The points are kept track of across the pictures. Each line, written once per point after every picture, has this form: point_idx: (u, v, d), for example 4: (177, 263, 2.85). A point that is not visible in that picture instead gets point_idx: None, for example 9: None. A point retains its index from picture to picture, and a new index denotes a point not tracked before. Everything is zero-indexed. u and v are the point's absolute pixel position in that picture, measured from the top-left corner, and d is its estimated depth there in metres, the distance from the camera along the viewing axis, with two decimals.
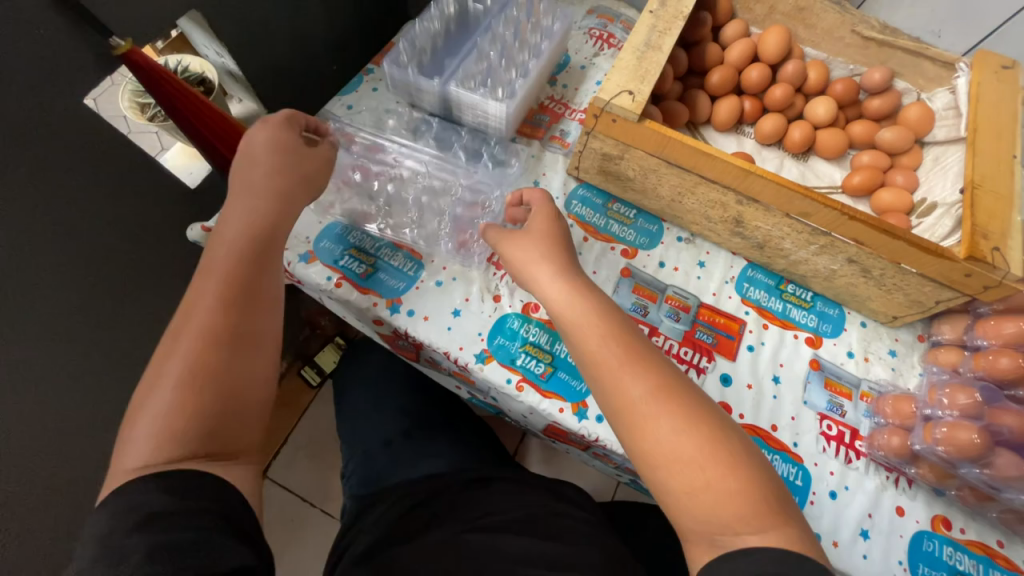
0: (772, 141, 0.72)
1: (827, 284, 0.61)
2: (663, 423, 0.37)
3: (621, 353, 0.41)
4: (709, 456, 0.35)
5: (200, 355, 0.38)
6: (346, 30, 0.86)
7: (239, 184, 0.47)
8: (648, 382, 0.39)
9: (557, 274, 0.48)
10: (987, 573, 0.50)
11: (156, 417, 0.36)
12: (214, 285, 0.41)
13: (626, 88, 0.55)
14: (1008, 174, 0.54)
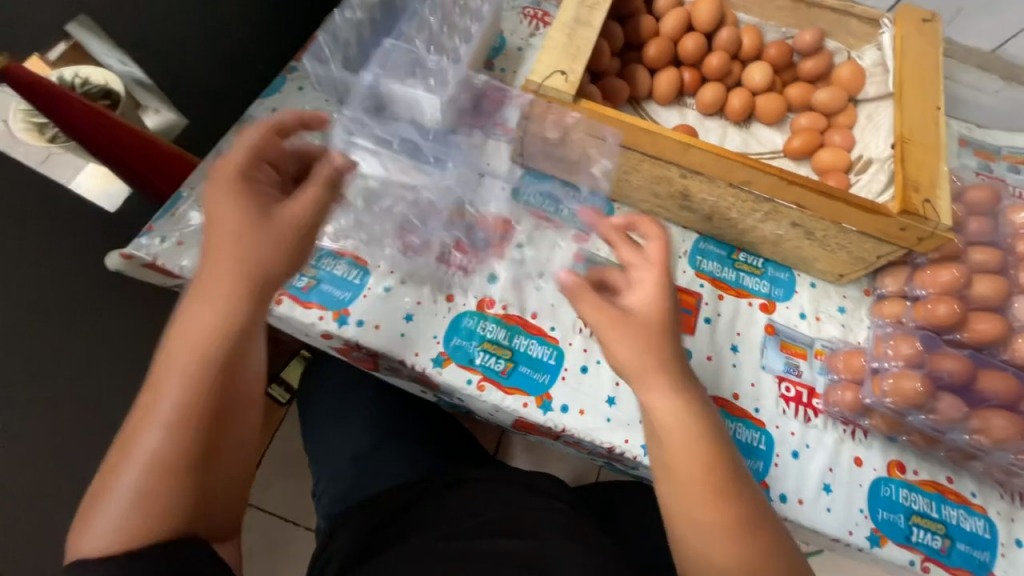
0: (713, 111, 0.71)
1: (775, 249, 0.62)
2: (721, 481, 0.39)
3: (717, 449, 0.40)
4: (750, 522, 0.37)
5: (160, 465, 0.34)
6: (266, 25, 0.80)
7: (240, 293, 0.38)
8: (734, 507, 0.38)
9: (663, 342, 0.43)
10: (940, 509, 0.52)
11: (108, 523, 0.33)
12: (183, 394, 0.35)
13: (558, 69, 0.54)
14: (934, 126, 0.55)
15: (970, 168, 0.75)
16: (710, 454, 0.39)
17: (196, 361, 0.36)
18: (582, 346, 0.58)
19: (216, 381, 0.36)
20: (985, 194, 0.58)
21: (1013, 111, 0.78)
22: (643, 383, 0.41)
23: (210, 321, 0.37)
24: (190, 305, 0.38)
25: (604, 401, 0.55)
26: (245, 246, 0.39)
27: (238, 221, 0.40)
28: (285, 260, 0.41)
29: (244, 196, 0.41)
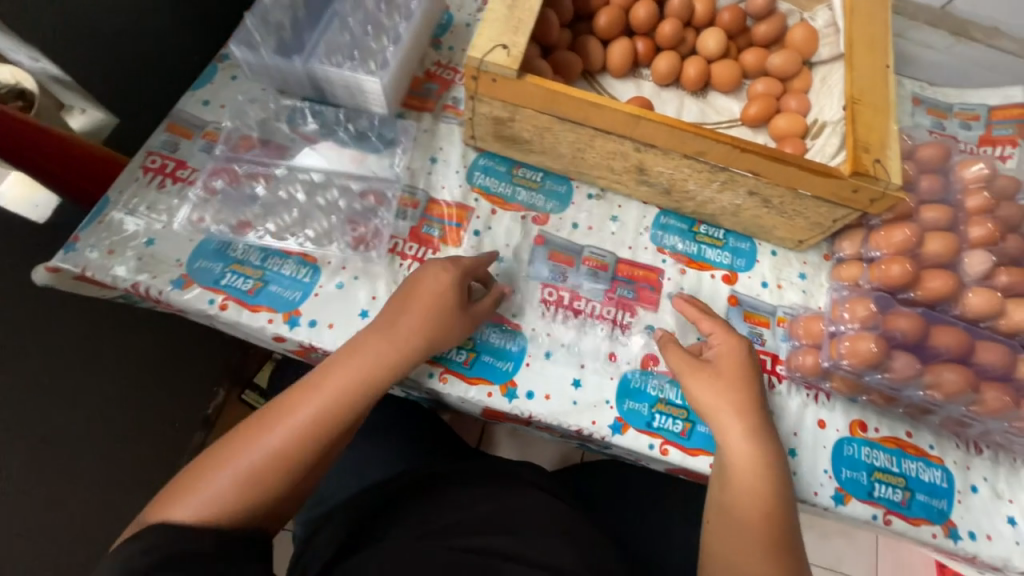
0: (669, 81, 0.70)
1: (735, 220, 0.62)
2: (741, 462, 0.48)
3: (762, 452, 0.49)
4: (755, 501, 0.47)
5: (258, 472, 0.43)
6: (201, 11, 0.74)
7: (381, 355, 0.48)
8: (766, 536, 0.46)
9: (736, 409, 0.49)
10: (900, 463, 0.53)
11: (201, 500, 0.42)
12: (300, 430, 0.45)
13: (500, 42, 0.51)
14: (883, 86, 0.54)
15: (924, 126, 0.76)
16: (771, 496, 0.47)
17: (325, 412, 0.46)
18: (545, 331, 0.57)
19: (323, 434, 0.45)
20: (935, 151, 0.58)
21: (964, 66, 0.78)
22: (718, 421, 0.50)
23: (351, 387, 0.47)
24: (345, 354, 0.48)
25: (570, 384, 0.55)
26: (431, 338, 0.50)
27: (441, 302, 0.50)
28: (447, 331, 0.51)
29: (462, 287, 0.51)
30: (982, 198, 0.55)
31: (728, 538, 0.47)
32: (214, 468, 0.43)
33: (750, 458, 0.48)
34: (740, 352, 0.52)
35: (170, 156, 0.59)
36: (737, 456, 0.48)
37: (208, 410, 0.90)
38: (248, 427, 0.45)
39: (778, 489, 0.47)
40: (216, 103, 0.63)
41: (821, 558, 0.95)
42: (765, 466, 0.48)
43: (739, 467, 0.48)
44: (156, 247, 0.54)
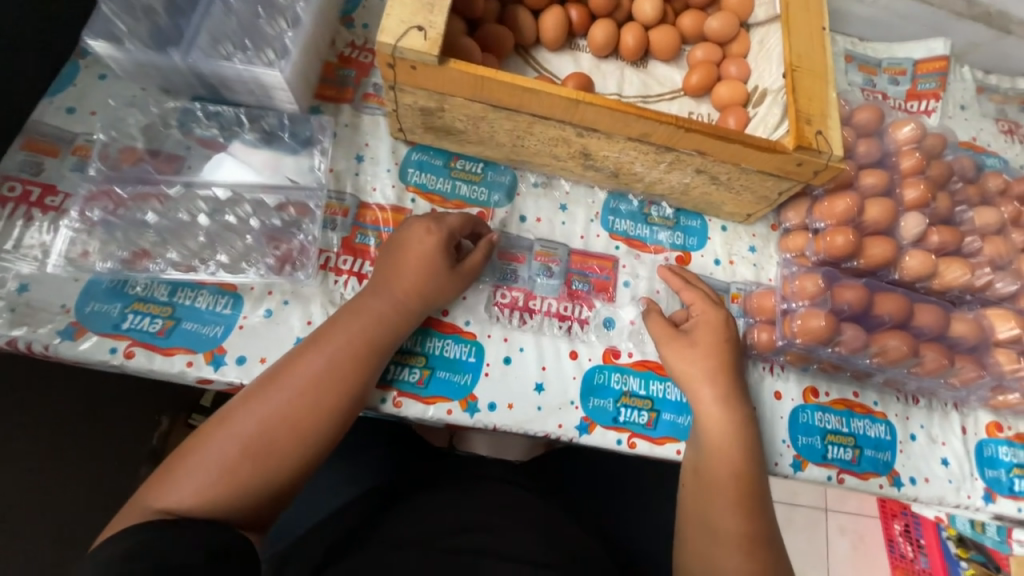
0: (607, 53, 0.65)
1: (684, 198, 0.60)
2: (718, 421, 0.49)
3: (741, 401, 0.50)
4: (733, 454, 0.48)
5: (255, 452, 0.41)
6: None
7: (365, 328, 0.47)
8: (733, 495, 0.46)
9: (708, 357, 0.51)
10: (849, 423, 0.55)
11: (199, 481, 0.40)
12: (284, 415, 0.43)
13: (414, 24, 0.44)
14: (821, 52, 0.53)
15: (856, 84, 0.76)
16: (745, 451, 0.48)
17: (320, 385, 0.44)
18: (501, 336, 0.54)
19: (308, 423, 0.43)
20: (870, 115, 0.58)
21: (892, 20, 0.79)
22: (698, 384, 0.50)
23: (346, 358, 0.45)
24: (335, 324, 0.47)
25: (533, 390, 0.52)
26: (427, 301, 0.49)
27: (430, 266, 0.49)
28: (444, 289, 0.50)
29: (448, 248, 0.50)
30: (915, 159, 0.56)
31: (703, 497, 0.47)
32: (206, 448, 0.41)
33: (725, 420, 0.49)
34: (717, 318, 0.53)
35: (33, 180, 0.49)
36: (709, 413, 0.50)
37: (152, 442, 0.74)
38: (240, 404, 0.43)
39: (749, 442, 0.49)
40: (84, 110, 0.53)
41: (778, 493, 1.03)
42: (736, 417, 0.49)
43: (713, 427, 0.49)
44: (32, 292, 0.46)
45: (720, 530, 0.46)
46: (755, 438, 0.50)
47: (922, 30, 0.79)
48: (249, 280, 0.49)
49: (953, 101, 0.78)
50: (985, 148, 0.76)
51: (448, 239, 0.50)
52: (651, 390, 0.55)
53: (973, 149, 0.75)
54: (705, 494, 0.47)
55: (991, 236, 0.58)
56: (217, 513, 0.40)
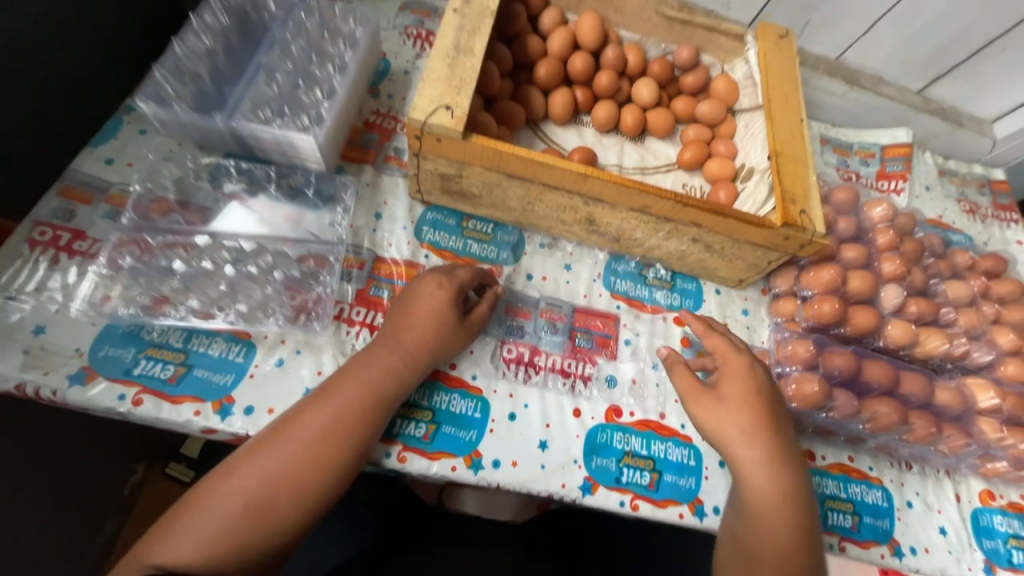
0: (608, 129, 0.72)
1: (681, 263, 0.64)
2: (768, 492, 0.48)
3: (792, 473, 0.49)
4: (782, 530, 0.47)
5: (257, 509, 0.41)
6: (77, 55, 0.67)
7: (373, 379, 0.47)
8: (780, 573, 0.46)
9: (749, 417, 0.51)
10: (847, 488, 0.56)
11: (201, 538, 0.39)
12: (287, 466, 0.42)
13: (442, 103, 0.49)
14: (801, 140, 0.59)
15: (832, 164, 0.84)
16: (793, 526, 0.47)
17: (328, 436, 0.44)
18: (507, 392, 0.55)
19: (311, 476, 0.43)
20: (847, 195, 0.64)
21: (860, 110, 0.88)
22: (737, 447, 0.50)
23: (353, 409, 0.46)
24: (345, 375, 0.47)
25: (537, 447, 0.53)
26: (438, 356, 0.51)
27: (441, 321, 0.51)
28: (451, 344, 0.52)
29: (458, 302, 0.52)
30: (890, 236, 0.62)
31: (746, 568, 0.47)
32: (208, 503, 0.41)
33: (770, 490, 0.48)
34: (742, 364, 0.53)
35: (64, 226, 0.51)
36: (752, 477, 0.49)
37: (123, 492, 0.80)
38: (245, 454, 0.43)
39: (798, 515, 0.48)
40: (121, 161, 0.56)
41: None
42: (776, 481, 0.48)
43: (756, 491, 0.49)
44: (48, 335, 0.46)
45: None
46: (800, 503, 0.49)
47: (887, 120, 0.89)
48: (265, 328, 0.50)
49: (918, 182, 0.86)
50: (951, 225, 0.83)
51: (457, 294, 0.53)
52: (652, 449, 0.55)
53: (940, 226, 0.82)
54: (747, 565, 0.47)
55: (964, 308, 0.63)
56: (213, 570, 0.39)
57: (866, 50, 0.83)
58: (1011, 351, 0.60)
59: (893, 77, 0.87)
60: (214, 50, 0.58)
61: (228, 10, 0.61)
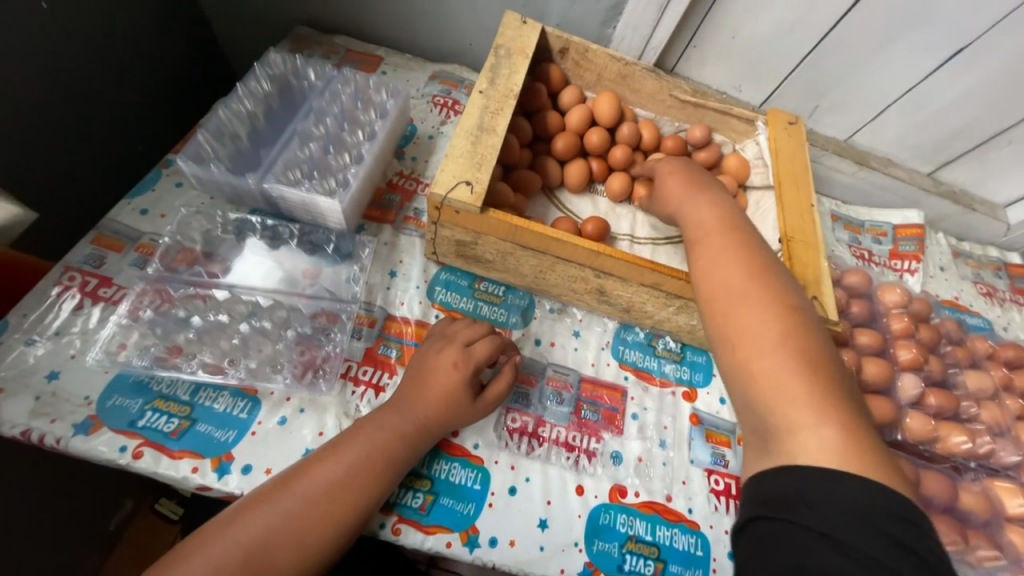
0: (623, 198, 0.74)
1: (691, 336, 0.63)
2: (695, 205, 0.52)
3: (713, 194, 0.52)
4: (716, 227, 0.48)
5: (256, 565, 0.39)
6: (120, 106, 0.73)
7: (385, 435, 0.47)
8: (726, 252, 0.45)
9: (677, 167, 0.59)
10: None
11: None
12: (292, 517, 0.41)
13: (463, 179, 0.52)
14: (811, 225, 0.60)
15: (843, 241, 0.85)
16: (719, 219, 0.49)
17: (332, 496, 0.43)
18: (509, 463, 0.53)
19: (312, 532, 0.42)
20: (859, 278, 0.64)
21: (870, 189, 0.89)
22: (676, 190, 0.55)
23: (361, 468, 0.45)
24: (354, 435, 0.47)
25: (537, 526, 0.51)
26: (442, 424, 0.50)
27: (454, 393, 0.50)
28: (461, 416, 0.51)
29: (476, 367, 0.52)
30: (904, 322, 0.61)
31: (699, 265, 0.46)
32: (206, 554, 0.39)
33: (688, 200, 0.53)
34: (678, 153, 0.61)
35: (93, 272, 0.53)
36: (688, 204, 0.53)
37: (109, 525, 0.78)
38: (248, 506, 0.42)
39: (727, 217, 0.49)
40: (156, 213, 0.59)
41: None
42: (704, 203, 0.51)
43: (691, 211, 0.52)
44: (60, 382, 0.47)
45: (721, 284, 0.43)
46: (731, 210, 0.51)
47: (897, 199, 0.90)
48: (272, 385, 0.51)
49: (932, 263, 0.86)
50: (968, 307, 0.82)
51: (477, 356, 0.52)
52: (657, 535, 0.53)
53: (956, 308, 0.81)
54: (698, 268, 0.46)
55: (986, 401, 0.61)
56: None
57: (874, 133, 0.86)
58: None
59: (902, 160, 0.89)
60: (255, 114, 0.63)
61: (271, 77, 0.66)
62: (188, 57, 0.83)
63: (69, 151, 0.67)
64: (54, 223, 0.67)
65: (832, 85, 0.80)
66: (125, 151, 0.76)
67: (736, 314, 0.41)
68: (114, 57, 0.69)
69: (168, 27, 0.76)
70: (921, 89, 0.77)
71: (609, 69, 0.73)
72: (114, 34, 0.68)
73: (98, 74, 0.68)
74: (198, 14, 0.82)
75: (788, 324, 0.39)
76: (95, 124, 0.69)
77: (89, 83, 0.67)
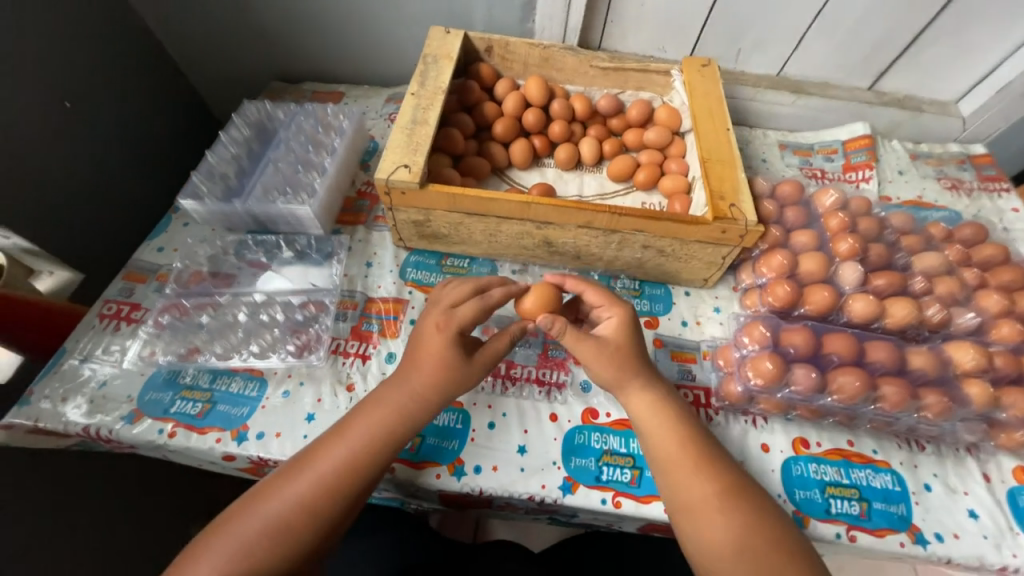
0: (570, 166, 0.81)
1: (644, 270, 0.68)
2: (642, 402, 0.52)
3: (655, 381, 0.53)
4: (678, 433, 0.50)
5: (274, 533, 0.44)
6: (139, 175, 0.87)
7: (388, 405, 0.51)
8: (691, 463, 0.48)
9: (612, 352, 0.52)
10: (849, 474, 0.55)
11: (220, 557, 0.42)
12: (314, 491, 0.46)
13: (402, 164, 0.61)
14: (728, 145, 0.66)
15: (794, 166, 0.88)
16: (681, 431, 0.50)
17: (340, 470, 0.47)
18: (486, 403, 0.60)
19: (329, 502, 0.46)
20: (791, 187, 0.68)
21: (814, 114, 0.93)
22: (648, 425, 0.51)
23: (368, 442, 0.49)
24: (361, 412, 0.51)
25: (516, 452, 0.56)
26: (444, 393, 0.53)
27: (447, 359, 0.52)
28: (452, 382, 0.53)
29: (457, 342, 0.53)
30: (840, 218, 0.64)
31: (693, 526, 0.46)
32: (235, 526, 0.44)
33: (644, 405, 0.52)
34: (624, 315, 0.54)
35: (125, 300, 0.65)
36: (662, 443, 0.50)
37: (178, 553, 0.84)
38: (272, 483, 0.47)
39: (682, 417, 0.51)
40: (169, 248, 0.70)
41: None
42: (661, 408, 0.51)
43: (647, 422, 0.51)
44: (108, 387, 0.58)
45: (698, 503, 0.46)
46: (699, 433, 0.50)
47: (844, 117, 0.93)
48: (274, 365, 0.60)
49: (889, 169, 0.87)
50: (933, 203, 0.83)
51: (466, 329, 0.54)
52: (631, 447, 0.57)
53: (919, 205, 0.82)
54: (670, 478, 0.48)
55: (941, 276, 0.63)
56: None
57: (801, 62, 0.90)
58: (999, 313, 0.60)
59: (838, 80, 0.92)
60: (239, 155, 0.75)
61: (249, 124, 0.78)
62: (189, 131, 0.98)
63: (104, 217, 0.81)
64: (97, 278, 0.81)
65: (744, 28, 0.86)
66: (148, 213, 0.90)
67: (714, 528, 0.44)
68: (129, 139, 0.85)
69: (167, 107, 0.92)
70: (827, 13, 0.82)
71: (532, 56, 0.81)
72: (124, 120, 0.83)
73: (115, 153, 0.82)
74: (190, 92, 0.98)
75: (772, 540, 0.44)
76: (120, 193, 0.84)
77: (111, 160, 0.82)
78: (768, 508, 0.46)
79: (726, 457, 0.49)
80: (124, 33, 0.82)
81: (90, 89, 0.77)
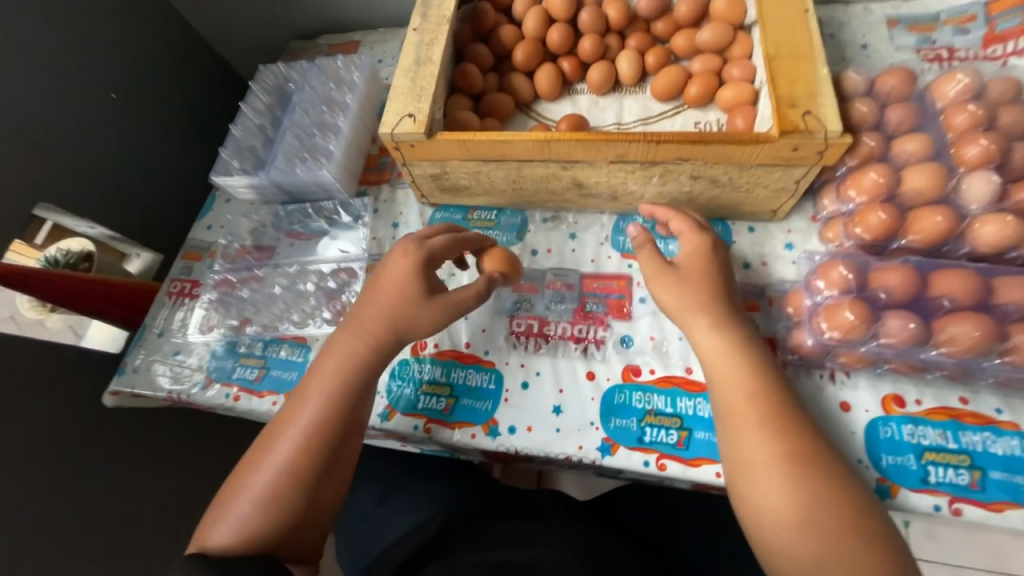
0: (606, 89, 0.69)
1: (695, 206, 0.58)
2: (710, 341, 0.47)
3: (723, 320, 0.47)
4: (743, 384, 0.44)
5: (272, 497, 0.45)
6: (192, 155, 0.92)
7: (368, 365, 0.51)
8: (756, 419, 0.42)
9: (678, 282, 0.50)
10: (958, 438, 0.45)
11: (230, 525, 0.44)
12: (296, 453, 0.46)
13: (406, 113, 0.55)
14: (805, 33, 0.51)
15: (909, 49, 0.68)
16: (751, 381, 0.44)
17: (315, 429, 0.47)
18: (519, 363, 0.57)
19: (311, 459, 0.46)
20: (898, 79, 0.52)
21: None
22: (716, 369, 0.46)
23: (328, 397, 0.48)
24: (315, 369, 0.51)
25: (551, 412, 0.54)
26: None
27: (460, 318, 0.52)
28: None
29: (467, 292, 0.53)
30: (970, 113, 0.48)
31: (746, 486, 0.41)
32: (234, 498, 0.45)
33: (715, 344, 0.47)
34: (704, 240, 0.51)
35: (187, 278, 0.70)
36: (729, 390, 0.45)
37: None
38: (259, 450, 0.48)
39: (758, 364, 0.45)
40: (216, 225, 0.74)
41: (975, 558, 0.80)
42: (731, 350, 0.46)
43: (715, 365, 0.46)
44: (181, 357, 0.64)
45: (755, 467, 0.41)
46: (775, 386, 0.44)
47: None
48: (315, 332, 0.62)
49: None
50: None
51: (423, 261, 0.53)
52: (678, 407, 0.52)
53: None
54: (730, 430, 0.43)
55: None
56: (248, 546, 0.43)
57: None
58: None
59: None
60: (262, 125, 0.75)
61: (268, 91, 0.77)
62: (228, 105, 1.00)
63: (170, 199, 0.88)
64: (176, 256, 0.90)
65: None
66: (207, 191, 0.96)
67: (777, 493, 0.39)
68: (176, 121, 0.89)
69: (205, 83, 0.94)
70: None
71: None
72: (167, 103, 0.87)
73: (165, 137, 0.87)
74: (224, 65, 0.99)
75: (842, 511, 0.38)
76: (178, 176, 0.90)
77: (163, 144, 0.86)
78: (844, 475, 0.40)
79: (800, 413, 0.43)
80: (148, 14, 0.82)
81: (129, 77, 0.80)
